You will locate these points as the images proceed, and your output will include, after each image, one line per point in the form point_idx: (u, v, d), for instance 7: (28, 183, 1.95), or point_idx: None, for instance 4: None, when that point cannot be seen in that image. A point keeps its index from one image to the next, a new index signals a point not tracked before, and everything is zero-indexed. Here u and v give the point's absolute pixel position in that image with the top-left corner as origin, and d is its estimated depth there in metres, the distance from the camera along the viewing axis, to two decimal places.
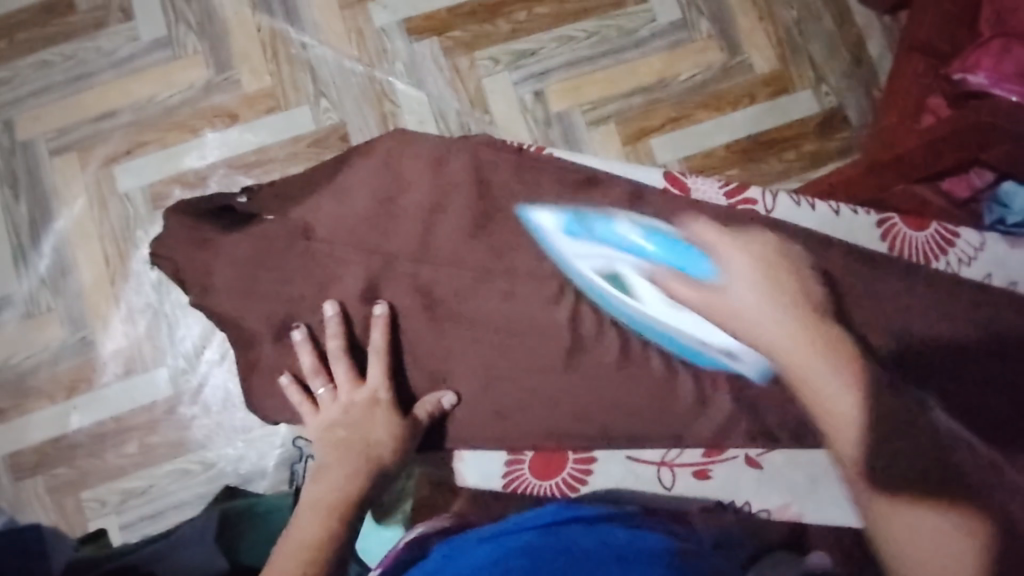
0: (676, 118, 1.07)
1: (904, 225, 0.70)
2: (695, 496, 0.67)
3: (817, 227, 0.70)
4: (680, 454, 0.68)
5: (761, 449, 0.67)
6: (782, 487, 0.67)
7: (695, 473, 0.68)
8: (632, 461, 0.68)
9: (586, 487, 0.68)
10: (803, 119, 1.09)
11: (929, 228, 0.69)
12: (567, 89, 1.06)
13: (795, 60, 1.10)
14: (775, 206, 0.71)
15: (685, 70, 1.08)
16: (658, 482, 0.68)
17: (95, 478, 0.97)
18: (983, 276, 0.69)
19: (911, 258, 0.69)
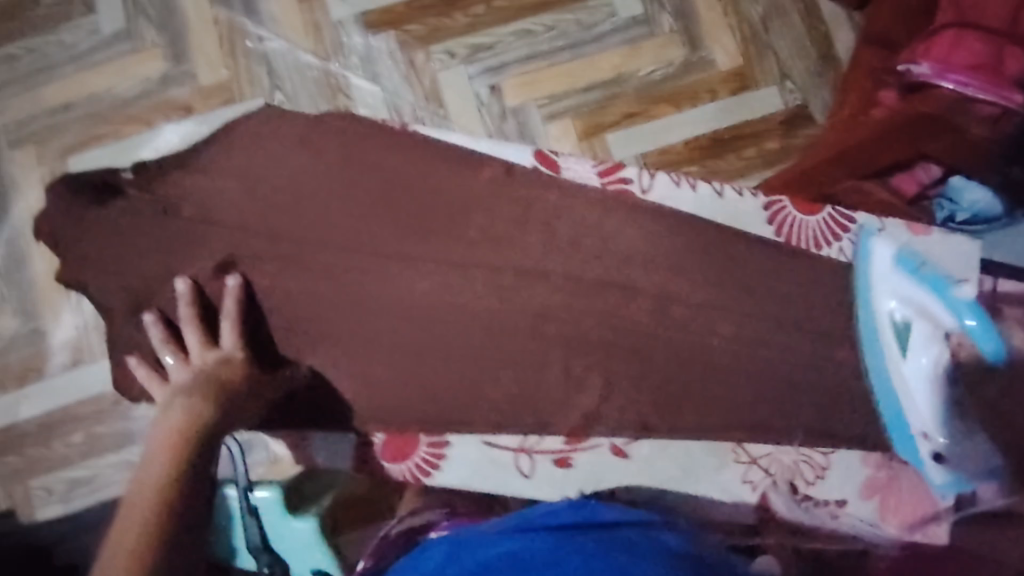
0: (632, 114, 1.06)
1: (793, 211, 0.75)
2: (554, 481, 0.70)
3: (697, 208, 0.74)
4: (539, 441, 0.71)
5: (627, 438, 0.71)
6: (652, 472, 0.71)
7: (554, 461, 0.71)
8: (488, 446, 0.71)
9: (438, 470, 0.71)
10: (765, 116, 1.07)
11: (823, 213, 0.75)
12: (522, 83, 1.05)
13: (759, 56, 1.08)
14: (651, 186, 0.75)
15: (644, 66, 1.07)
16: (516, 468, 0.71)
17: (41, 468, 0.98)
18: None
19: (800, 243, 0.75)
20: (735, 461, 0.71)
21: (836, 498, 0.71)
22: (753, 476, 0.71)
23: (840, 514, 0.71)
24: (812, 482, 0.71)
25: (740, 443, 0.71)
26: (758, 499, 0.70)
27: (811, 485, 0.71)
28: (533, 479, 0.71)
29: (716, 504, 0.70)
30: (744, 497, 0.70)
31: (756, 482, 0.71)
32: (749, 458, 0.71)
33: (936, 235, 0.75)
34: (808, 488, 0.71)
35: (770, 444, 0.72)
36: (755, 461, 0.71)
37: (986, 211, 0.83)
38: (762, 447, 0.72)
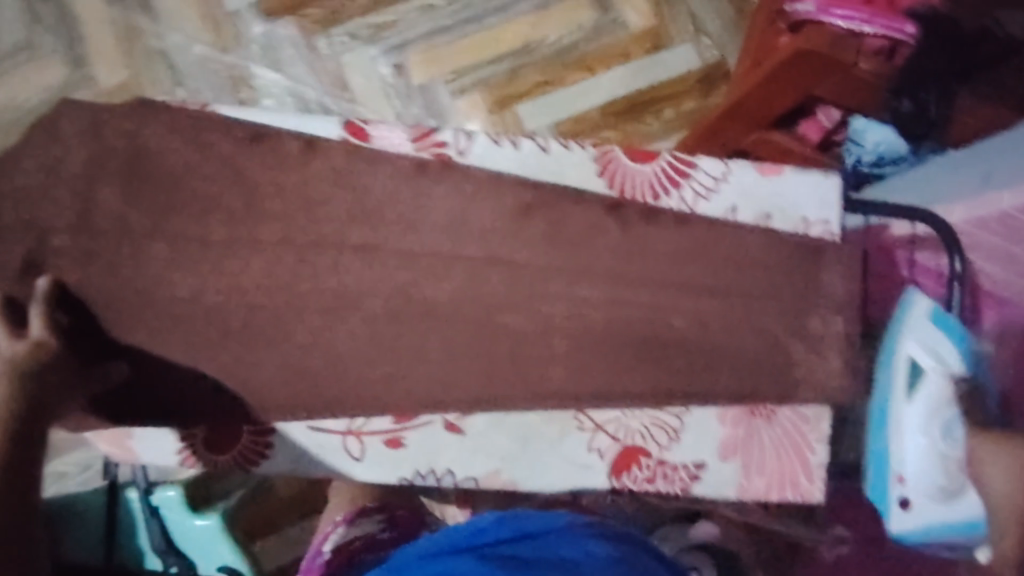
0: (544, 81, 1.03)
1: (623, 157, 0.66)
2: (384, 464, 0.64)
3: (516, 166, 0.66)
4: (367, 422, 0.64)
5: (458, 414, 0.64)
6: (485, 449, 0.64)
7: (385, 442, 0.64)
8: (314, 432, 0.64)
9: (266, 460, 0.65)
10: (683, 74, 1.04)
11: (657, 161, 0.66)
12: (426, 61, 1.03)
13: (672, 14, 1.05)
14: (468, 146, 0.66)
15: (552, 32, 1.04)
16: (346, 453, 0.64)
17: None
18: (729, 209, 0.66)
19: (633, 195, 0.66)
20: (578, 430, 0.64)
21: (700, 466, 0.64)
22: (598, 444, 0.64)
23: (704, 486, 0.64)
24: (666, 446, 0.64)
25: (581, 411, 0.64)
26: (611, 475, 0.64)
27: (664, 450, 0.64)
28: (361, 462, 0.64)
29: (559, 481, 0.64)
30: (592, 471, 0.64)
31: (602, 450, 0.64)
32: (592, 425, 0.64)
33: (792, 173, 0.66)
34: (661, 454, 0.64)
35: (615, 409, 0.64)
36: (599, 427, 0.64)
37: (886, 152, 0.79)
38: (604, 412, 0.64)
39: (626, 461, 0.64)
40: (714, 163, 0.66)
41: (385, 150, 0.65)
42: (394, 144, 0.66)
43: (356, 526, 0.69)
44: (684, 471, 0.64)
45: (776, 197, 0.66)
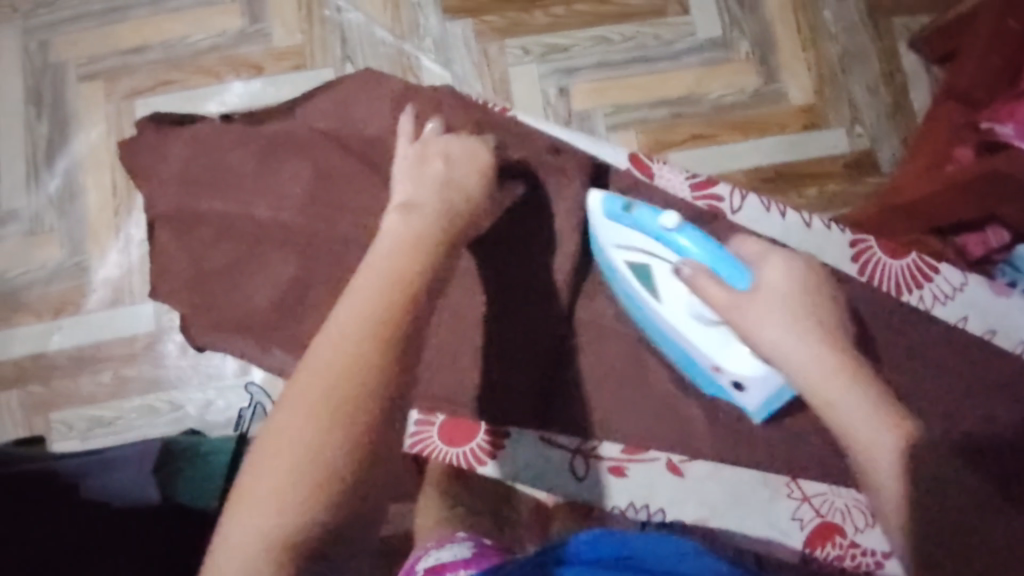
0: (701, 135, 1.05)
1: (878, 251, 0.75)
2: (612, 490, 0.72)
3: (784, 236, 0.75)
4: (601, 447, 0.72)
5: (683, 457, 0.72)
6: (699, 497, 0.72)
7: (612, 470, 0.72)
8: (548, 446, 0.72)
9: (491, 463, 0.72)
10: (834, 157, 1.06)
11: (907, 259, 0.75)
12: (591, 89, 1.05)
13: (834, 96, 1.07)
14: (741, 208, 0.76)
15: (718, 89, 1.06)
16: (572, 471, 0.72)
17: (66, 401, 0.99)
18: (960, 318, 0.74)
19: (883, 285, 0.74)
20: (787, 497, 0.72)
21: (879, 551, 0.70)
22: (802, 514, 0.71)
23: (877, 568, 0.71)
24: (859, 529, 0.71)
25: (793, 480, 0.72)
26: (804, 542, 0.71)
27: (858, 532, 0.71)
28: (585, 482, 0.72)
29: (758, 537, 0.71)
30: (790, 537, 0.71)
31: (803, 520, 0.71)
32: (801, 495, 0.72)
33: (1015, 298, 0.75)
34: (855, 535, 0.71)
35: (824, 484, 0.72)
36: (806, 499, 0.72)
37: (737, 279, 0.61)
38: (814, 486, 0.72)
39: (821, 533, 0.71)
40: (954, 274, 0.74)
41: (668, 189, 0.75)
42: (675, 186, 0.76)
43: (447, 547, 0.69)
44: (870, 557, 0.70)
45: (999, 315, 0.74)
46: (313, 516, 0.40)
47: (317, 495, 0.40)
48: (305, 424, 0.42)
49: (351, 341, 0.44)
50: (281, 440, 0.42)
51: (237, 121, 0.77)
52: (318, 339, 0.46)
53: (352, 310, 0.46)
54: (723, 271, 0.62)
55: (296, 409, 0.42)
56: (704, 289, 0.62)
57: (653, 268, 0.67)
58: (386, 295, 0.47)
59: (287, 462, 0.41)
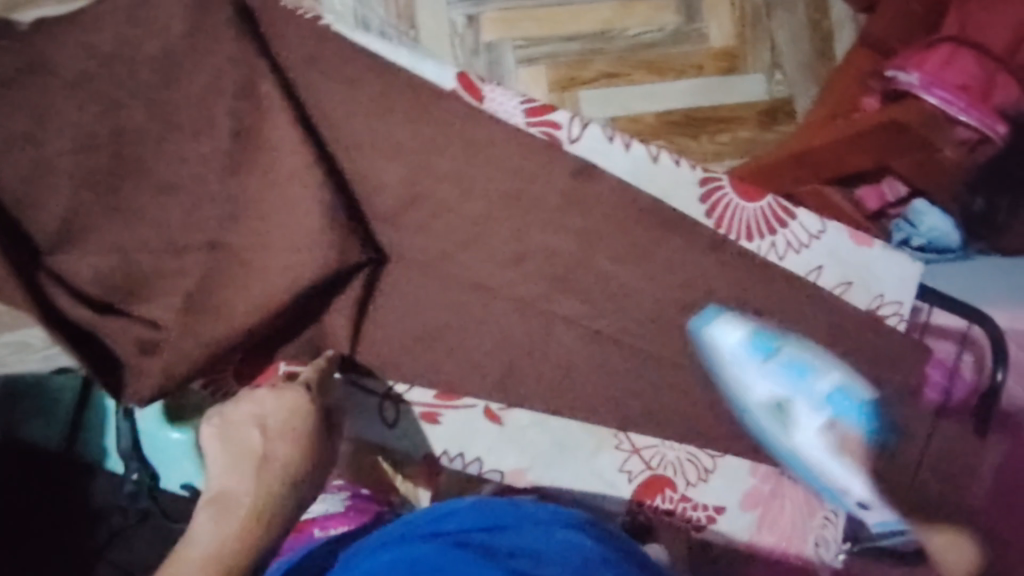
0: (613, 73, 1.01)
1: (734, 195, 0.77)
2: (421, 434, 0.73)
3: (628, 173, 0.76)
4: (409, 391, 0.73)
5: (501, 405, 0.73)
6: (523, 443, 0.74)
7: (424, 414, 0.73)
8: (355, 388, 0.72)
9: None
10: (748, 104, 1.02)
11: (761, 203, 0.77)
12: (502, 20, 0.99)
13: (755, 40, 1.04)
14: (580, 136, 0.75)
15: (634, 26, 1.01)
16: (380, 413, 0.73)
17: None
18: (815, 266, 0.78)
19: (733, 230, 0.76)
20: (614, 448, 0.75)
21: (713, 507, 0.77)
22: (630, 467, 0.76)
23: (708, 522, 0.77)
24: (691, 484, 0.77)
25: (623, 432, 0.75)
26: (632, 493, 0.76)
27: (689, 486, 0.77)
28: (395, 426, 0.73)
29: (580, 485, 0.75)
30: (619, 489, 0.76)
31: (631, 473, 0.76)
32: (630, 448, 0.75)
33: (880, 248, 0.79)
34: (686, 489, 0.77)
35: (656, 439, 0.76)
36: (635, 451, 0.76)
37: (865, 424, 0.76)
38: (645, 440, 0.75)
39: (651, 486, 0.76)
40: (812, 219, 0.78)
41: (498, 114, 0.74)
42: (507, 112, 0.74)
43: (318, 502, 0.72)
44: (702, 512, 0.77)
45: (855, 268, 0.78)
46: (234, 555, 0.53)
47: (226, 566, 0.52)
48: (230, 529, 0.54)
49: (275, 465, 0.60)
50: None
51: (63, 20, 0.68)
52: (271, 404, 0.63)
53: (282, 432, 0.61)
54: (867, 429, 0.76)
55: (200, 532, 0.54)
56: (850, 434, 0.76)
57: (791, 400, 0.77)
58: (290, 423, 0.62)
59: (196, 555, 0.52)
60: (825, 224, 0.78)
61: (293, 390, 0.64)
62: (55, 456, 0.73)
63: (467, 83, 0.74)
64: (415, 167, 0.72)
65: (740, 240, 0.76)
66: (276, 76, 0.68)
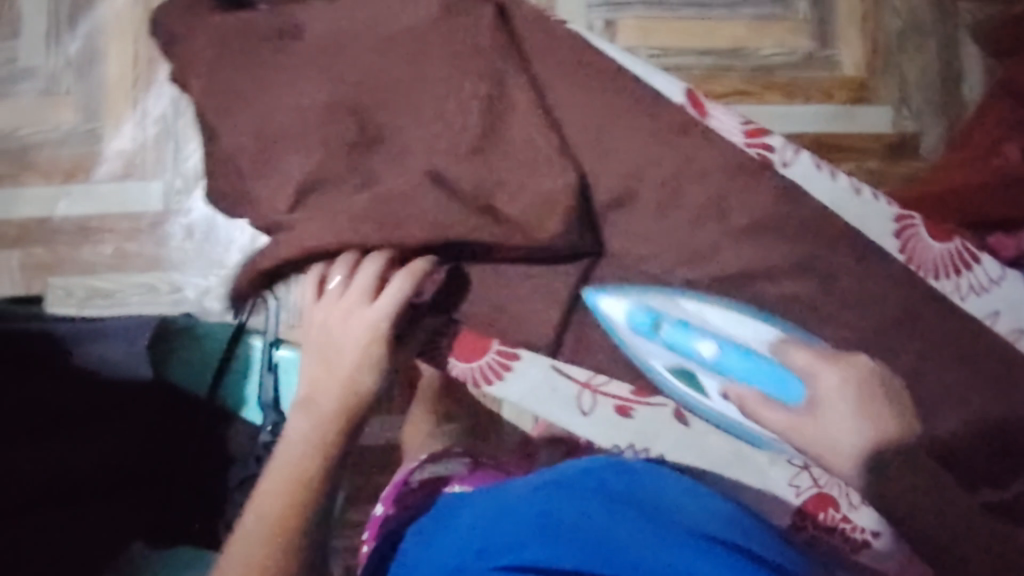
0: (743, 91, 1.02)
1: (922, 230, 0.67)
2: (608, 427, 0.72)
3: (830, 201, 0.68)
4: (607, 383, 0.71)
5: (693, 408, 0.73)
6: (699, 449, 0.74)
7: (616, 407, 0.72)
8: (559, 372, 0.69)
9: (500, 381, 0.69)
10: (873, 135, 1.03)
11: (952, 243, 0.67)
12: (639, 27, 1.01)
13: (884, 73, 1.03)
14: (793, 161, 0.68)
15: (768, 46, 1.02)
16: (577, 402, 0.71)
17: (69, 268, 1.00)
18: (992, 315, 0.67)
19: (920, 268, 0.67)
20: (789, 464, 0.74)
21: (869, 530, 0.73)
22: (799, 482, 0.74)
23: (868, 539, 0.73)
24: (853, 505, 0.74)
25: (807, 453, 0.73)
26: (800, 504, 0.74)
27: (851, 509, 0.74)
28: (588, 415, 0.71)
29: (753, 491, 0.74)
30: (785, 498, 0.74)
31: (801, 488, 0.74)
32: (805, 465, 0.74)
33: None
34: (848, 512, 0.74)
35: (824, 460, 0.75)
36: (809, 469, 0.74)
37: (786, 392, 0.61)
38: None
39: (818, 500, 0.74)
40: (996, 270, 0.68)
41: (719, 132, 0.68)
42: (726, 129, 0.68)
43: (442, 464, 0.77)
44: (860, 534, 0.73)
45: None
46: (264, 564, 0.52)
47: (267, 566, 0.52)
48: (264, 505, 0.54)
49: (331, 407, 0.59)
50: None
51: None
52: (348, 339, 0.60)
53: (326, 384, 0.59)
54: (775, 388, 0.61)
55: (261, 503, 0.54)
56: (755, 403, 0.63)
57: (697, 371, 0.65)
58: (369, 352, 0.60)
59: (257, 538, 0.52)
60: (1004, 271, 0.68)
61: (358, 317, 0.60)
62: (200, 402, 0.76)
63: (695, 97, 0.69)
64: (620, 166, 0.66)
65: (929, 280, 0.67)
66: (486, 58, 0.64)
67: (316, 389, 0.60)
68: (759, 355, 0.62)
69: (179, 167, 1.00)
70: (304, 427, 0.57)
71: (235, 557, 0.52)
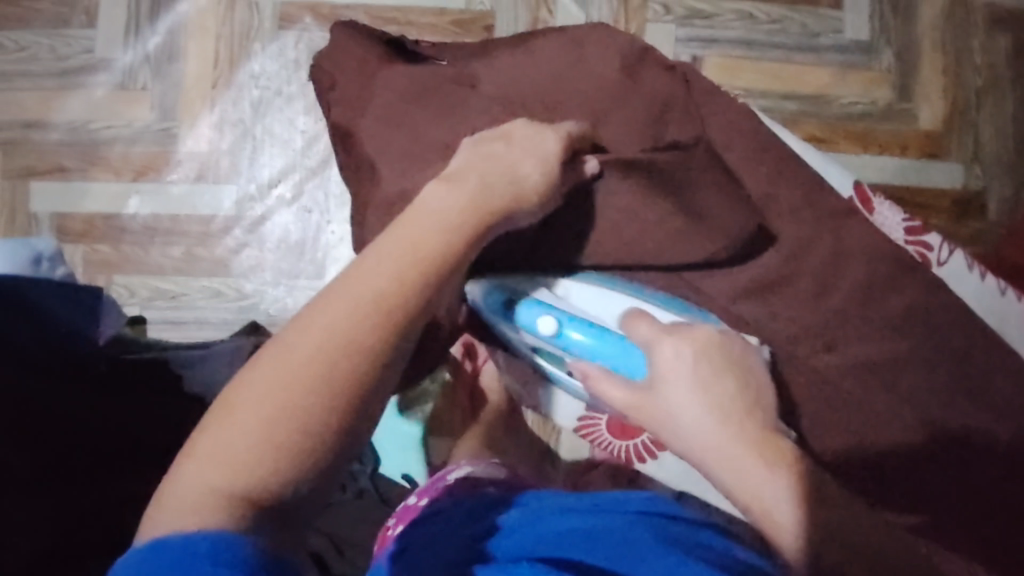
0: (822, 137, 1.02)
1: None
2: None
3: (977, 301, 0.69)
4: None
5: None
6: None
7: None
8: None
9: (655, 460, 0.71)
10: (945, 189, 1.03)
11: None
12: (724, 66, 1.01)
13: (959, 129, 1.04)
14: (947, 261, 0.70)
15: (849, 94, 1.02)
16: None
17: (133, 268, 0.97)
18: None
19: None
20: None
21: None
22: None
23: None
24: None
25: None
26: None
27: None
28: None
29: None
30: None
31: None
32: None
33: None
34: None
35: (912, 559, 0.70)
36: None
37: (635, 370, 0.53)
38: None
39: None
40: None
41: (885, 229, 0.70)
42: (891, 228, 0.70)
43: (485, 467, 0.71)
44: None
45: None
46: (300, 407, 0.38)
47: (331, 366, 0.39)
48: (345, 307, 0.41)
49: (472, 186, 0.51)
50: (271, 379, 0.39)
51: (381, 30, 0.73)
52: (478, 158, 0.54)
53: (410, 234, 0.46)
54: (621, 366, 0.54)
55: (318, 318, 0.41)
56: (600, 379, 0.54)
57: (556, 354, 0.57)
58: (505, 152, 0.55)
59: (339, 320, 0.41)
60: None
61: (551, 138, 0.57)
62: None
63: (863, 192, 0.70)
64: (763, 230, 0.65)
65: None
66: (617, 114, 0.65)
67: (439, 193, 0.49)
68: (628, 340, 0.53)
69: (253, 173, 0.98)
70: (448, 204, 0.48)
71: (355, 278, 0.43)
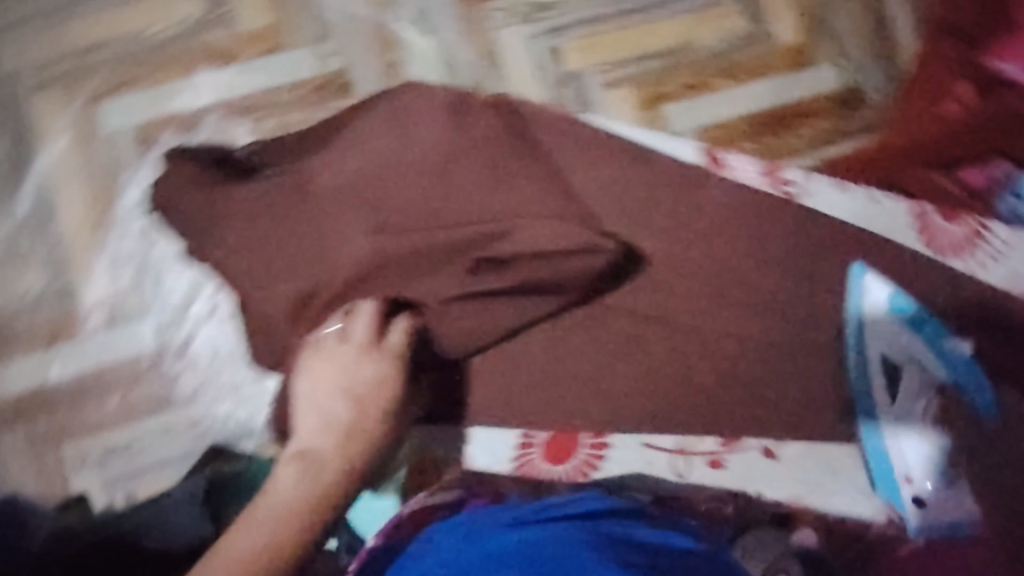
0: (696, 83, 1.03)
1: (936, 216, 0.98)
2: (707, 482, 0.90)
3: (852, 213, 0.97)
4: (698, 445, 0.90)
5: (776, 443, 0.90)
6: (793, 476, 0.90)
7: (713, 463, 0.90)
8: (652, 449, 0.90)
9: (600, 468, 0.89)
10: (826, 94, 1.05)
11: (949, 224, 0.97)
12: (583, 47, 1.02)
13: (820, 34, 1.06)
14: (812, 191, 0.98)
15: (707, 36, 1.04)
16: (672, 468, 0.90)
17: (76, 432, 0.94)
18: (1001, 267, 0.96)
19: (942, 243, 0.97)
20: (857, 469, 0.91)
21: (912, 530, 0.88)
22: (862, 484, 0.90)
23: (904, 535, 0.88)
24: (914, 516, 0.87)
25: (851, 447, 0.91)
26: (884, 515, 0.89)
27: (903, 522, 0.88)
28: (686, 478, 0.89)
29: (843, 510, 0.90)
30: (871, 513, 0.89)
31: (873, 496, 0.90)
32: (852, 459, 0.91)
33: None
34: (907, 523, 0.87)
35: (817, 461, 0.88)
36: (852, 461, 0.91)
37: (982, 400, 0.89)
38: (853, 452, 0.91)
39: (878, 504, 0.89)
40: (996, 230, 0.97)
41: (743, 178, 0.98)
42: (751, 176, 0.98)
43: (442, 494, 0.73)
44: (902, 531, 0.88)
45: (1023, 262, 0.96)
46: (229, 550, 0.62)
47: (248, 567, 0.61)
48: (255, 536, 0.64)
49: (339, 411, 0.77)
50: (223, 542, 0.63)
51: None
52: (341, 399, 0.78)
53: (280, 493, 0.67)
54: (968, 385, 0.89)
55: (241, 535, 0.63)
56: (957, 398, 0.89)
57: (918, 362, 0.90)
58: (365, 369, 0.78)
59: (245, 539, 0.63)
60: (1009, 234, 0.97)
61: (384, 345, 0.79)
62: None
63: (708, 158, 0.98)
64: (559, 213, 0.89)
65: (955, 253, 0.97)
66: None
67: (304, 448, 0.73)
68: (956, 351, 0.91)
69: (165, 300, 0.96)
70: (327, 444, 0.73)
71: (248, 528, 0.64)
